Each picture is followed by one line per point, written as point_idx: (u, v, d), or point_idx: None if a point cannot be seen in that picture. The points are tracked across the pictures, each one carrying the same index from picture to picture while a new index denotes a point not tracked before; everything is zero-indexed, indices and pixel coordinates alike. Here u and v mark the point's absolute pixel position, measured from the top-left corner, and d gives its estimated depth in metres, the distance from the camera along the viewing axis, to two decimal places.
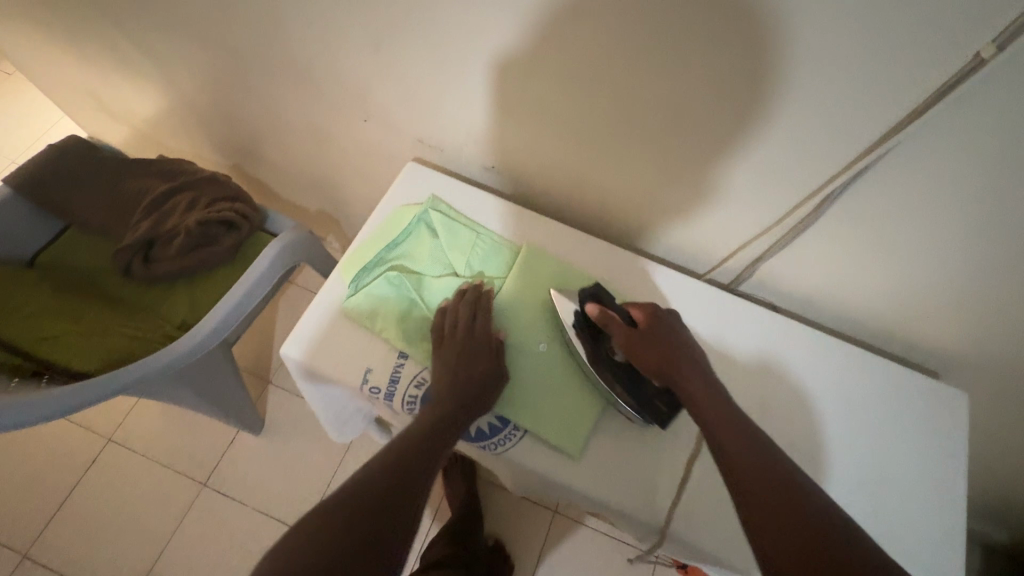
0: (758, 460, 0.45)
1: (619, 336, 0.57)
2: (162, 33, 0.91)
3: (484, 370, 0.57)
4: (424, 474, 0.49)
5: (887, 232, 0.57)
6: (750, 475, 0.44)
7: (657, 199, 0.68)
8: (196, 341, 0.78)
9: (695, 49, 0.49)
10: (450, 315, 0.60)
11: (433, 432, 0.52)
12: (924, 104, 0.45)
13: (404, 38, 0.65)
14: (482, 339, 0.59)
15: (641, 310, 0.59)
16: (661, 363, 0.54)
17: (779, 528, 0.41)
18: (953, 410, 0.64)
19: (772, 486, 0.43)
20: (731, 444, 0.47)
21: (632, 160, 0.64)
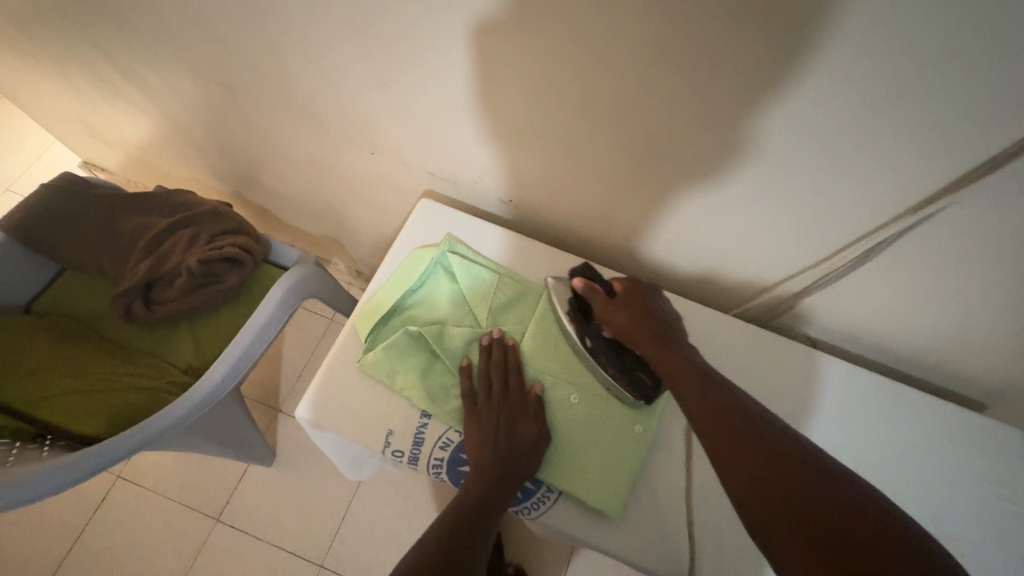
0: (715, 399, 0.45)
1: (599, 307, 0.56)
2: (157, 67, 0.88)
3: (524, 432, 0.54)
4: (475, 551, 0.45)
5: (950, 271, 0.53)
6: (711, 421, 0.44)
7: (680, 230, 0.66)
8: (206, 392, 0.74)
9: (738, 97, 0.46)
10: (481, 376, 0.57)
11: (479, 507, 0.48)
12: (1007, 150, 0.41)
13: (417, 73, 0.62)
14: (517, 399, 0.56)
15: (623, 282, 0.58)
16: (634, 328, 0.53)
17: (753, 470, 0.40)
18: (1014, 456, 0.60)
19: (734, 425, 0.43)
20: (692, 399, 0.46)
21: (657, 198, 0.63)
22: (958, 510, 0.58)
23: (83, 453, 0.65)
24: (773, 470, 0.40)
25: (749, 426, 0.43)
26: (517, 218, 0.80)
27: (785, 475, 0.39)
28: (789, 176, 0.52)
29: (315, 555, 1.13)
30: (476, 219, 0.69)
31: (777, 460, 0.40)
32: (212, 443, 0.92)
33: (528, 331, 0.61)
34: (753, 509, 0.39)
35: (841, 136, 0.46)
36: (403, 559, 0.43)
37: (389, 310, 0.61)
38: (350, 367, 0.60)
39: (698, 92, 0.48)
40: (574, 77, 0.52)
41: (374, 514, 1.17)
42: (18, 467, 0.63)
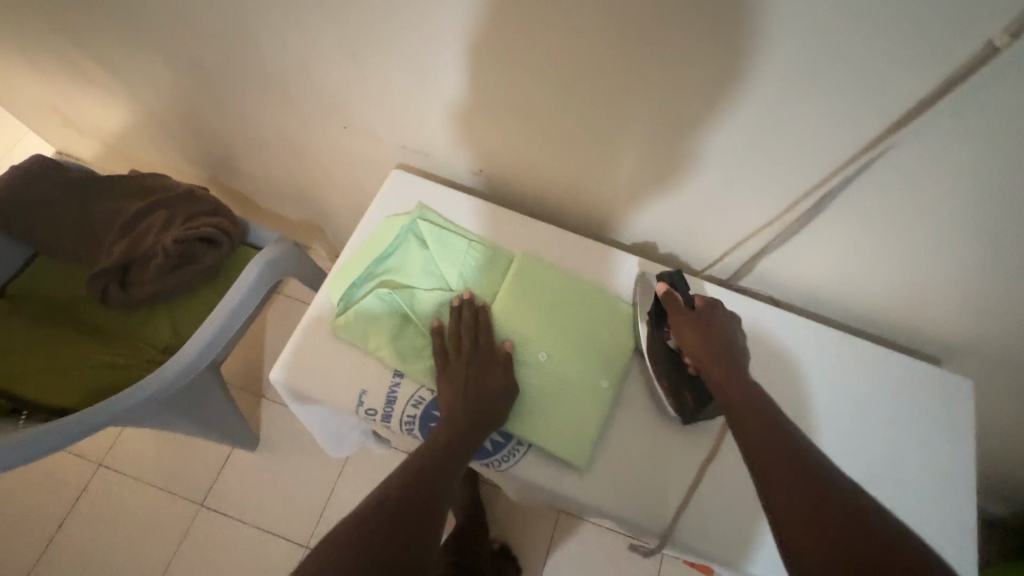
0: (776, 433, 0.46)
1: (672, 317, 0.57)
2: (125, 49, 0.87)
3: (493, 385, 0.56)
4: (439, 492, 0.47)
5: (903, 225, 0.55)
6: (766, 445, 0.45)
7: (645, 197, 0.67)
8: (182, 365, 0.76)
9: (687, 57, 0.48)
10: (450, 334, 0.59)
11: (447, 452, 0.50)
12: (937, 93, 0.43)
13: (384, 46, 0.63)
14: (486, 354, 0.58)
15: (703, 300, 0.58)
16: (699, 347, 0.54)
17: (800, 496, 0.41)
18: (960, 405, 0.65)
19: (791, 456, 0.44)
20: (750, 426, 0.47)
21: (622, 165, 0.64)
22: (908, 458, 0.63)
23: (62, 422, 0.66)
24: (821, 503, 0.40)
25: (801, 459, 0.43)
26: (490, 191, 0.81)
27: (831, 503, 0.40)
28: (741, 136, 0.53)
29: (301, 536, 1.14)
30: (447, 190, 0.70)
31: (826, 497, 0.40)
32: (194, 424, 0.93)
33: (500, 294, 0.62)
34: (784, 513, 0.41)
35: (782, 90, 0.47)
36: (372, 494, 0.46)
37: (360, 276, 0.62)
38: (323, 332, 0.61)
39: (649, 52, 0.49)
40: (534, 43, 0.53)
41: (359, 495, 1.18)
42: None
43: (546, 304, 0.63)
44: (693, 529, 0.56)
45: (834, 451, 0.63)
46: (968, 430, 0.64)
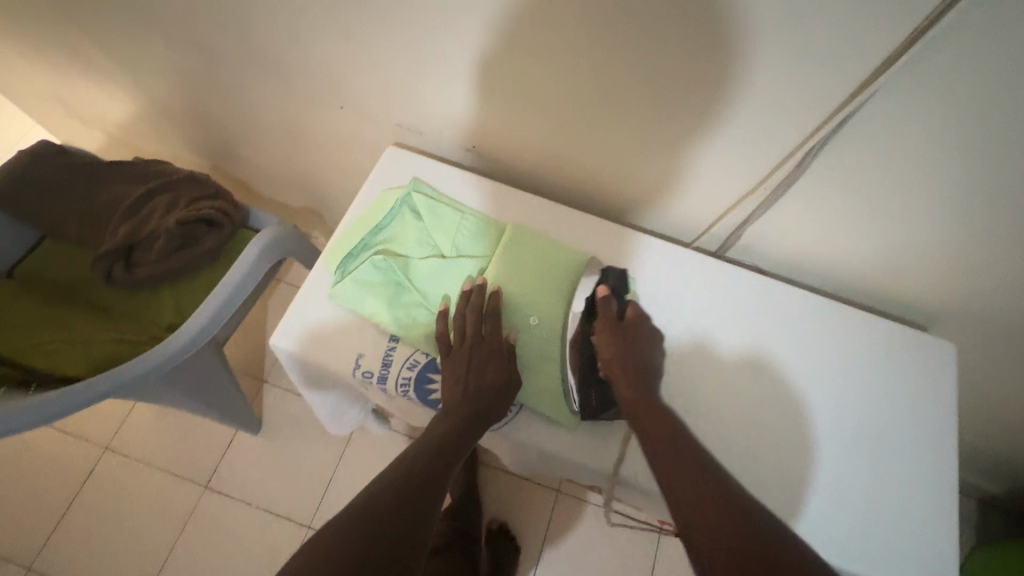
0: (668, 426, 0.51)
1: (598, 322, 0.60)
2: (127, 37, 0.89)
3: (493, 375, 0.57)
4: (440, 484, 0.48)
5: (879, 183, 0.58)
6: (659, 437, 0.50)
7: (635, 166, 0.70)
8: (186, 340, 0.79)
9: (669, 18, 0.50)
10: (456, 321, 0.60)
11: (450, 446, 0.52)
12: (903, 47, 0.45)
13: (377, 22, 0.65)
14: (489, 343, 0.59)
15: (637, 311, 0.60)
16: (613, 357, 0.57)
17: (702, 502, 0.43)
18: (946, 368, 0.67)
19: (679, 444, 0.49)
20: (647, 423, 0.52)
21: (612, 133, 0.66)
22: (895, 421, 0.64)
23: (75, 386, 0.70)
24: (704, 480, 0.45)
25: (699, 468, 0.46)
26: (485, 166, 0.83)
27: (716, 483, 0.45)
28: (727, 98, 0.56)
29: (304, 517, 1.17)
30: (440, 165, 0.73)
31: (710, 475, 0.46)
32: (198, 403, 0.95)
33: (494, 263, 0.64)
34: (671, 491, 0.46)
35: (759, 50, 0.50)
36: (376, 483, 0.47)
37: (357, 246, 0.64)
38: (321, 298, 0.63)
39: (633, 15, 0.51)
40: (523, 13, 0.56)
41: (361, 476, 1.20)
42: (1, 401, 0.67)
43: (536, 273, 0.65)
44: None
45: (823, 441, 0.63)
46: (951, 390, 0.66)
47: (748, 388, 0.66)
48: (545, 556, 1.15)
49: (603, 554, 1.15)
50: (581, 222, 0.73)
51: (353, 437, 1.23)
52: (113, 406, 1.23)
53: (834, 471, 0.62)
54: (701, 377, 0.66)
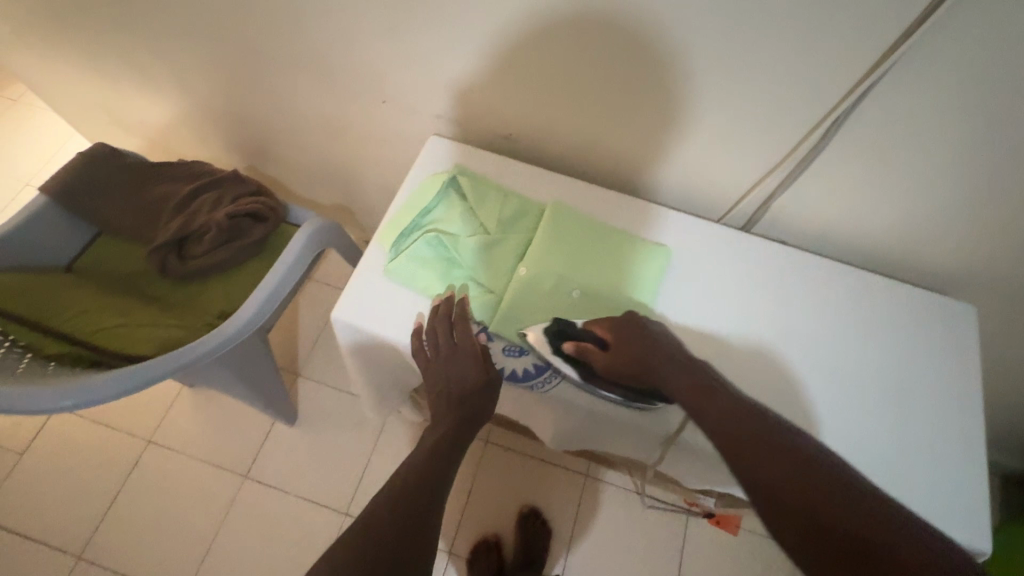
0: (733, 410, 0.51)
1: (597, 363, 0.60)
2: (177, 45, 0.95)
3: (471, 381, 0.61)
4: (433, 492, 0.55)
5: (900, 152, 0.61)
6: (728, 427, 0.50)
7: (648, 156, 0.76)
8: (241, 324, 0.84)
9: (691, 16, 0.56)
10: (428, 335, 0.62)
11: (439, 454, 0.58)
12: (917, 22, 0.50)
13: (424, 18, 0.69)
14: (464, 349, 0.62)
15: (602, 327, 0.61)
16: (637, 369, 0.58)
17: (794, 489, 0.44)
18: (963, 325, 0.71)
19: (754, 432, 0.49)
20: (709, 409, 0.52)
21: (625, 130, 0.73)
22: (919, 376, 0.68)
23: (143, 363, 0.75)
24: (791, 466, 0.46)
25: (777, 445, 0.47)
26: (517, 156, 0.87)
27: (803, 465, 0.46)
28: (749, 82, 0.61)
29: (342, 504, 1.20)
30: (480, 152, 0.77)
31: (795, 460, 0.46)
32: (245, 389, 1.00)
33: (536, 237, 0.69)
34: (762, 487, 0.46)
35: (783, 34, 0.55)
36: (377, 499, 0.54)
37: (409, 226, 0.68)
38: (376, 274, 0.67)
39: (657, 16, 0.58)
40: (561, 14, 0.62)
41: (394, 463, 1.24)
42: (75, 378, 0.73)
43: (573, 248, 0.69)
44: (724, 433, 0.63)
45: (852, 398, 0.67)
46: (971, 346, 0.69)
47: (782, 351, 0.69)
48: (576, 539, 1.17)
49: (632, 536, 1.18)
50: (610, 203, 0.76)
51: (386, 427, 1.27)
52: (155, 400, 1.28)
53: (867, 418, 0.66)
54: (734, 345, 0.70)
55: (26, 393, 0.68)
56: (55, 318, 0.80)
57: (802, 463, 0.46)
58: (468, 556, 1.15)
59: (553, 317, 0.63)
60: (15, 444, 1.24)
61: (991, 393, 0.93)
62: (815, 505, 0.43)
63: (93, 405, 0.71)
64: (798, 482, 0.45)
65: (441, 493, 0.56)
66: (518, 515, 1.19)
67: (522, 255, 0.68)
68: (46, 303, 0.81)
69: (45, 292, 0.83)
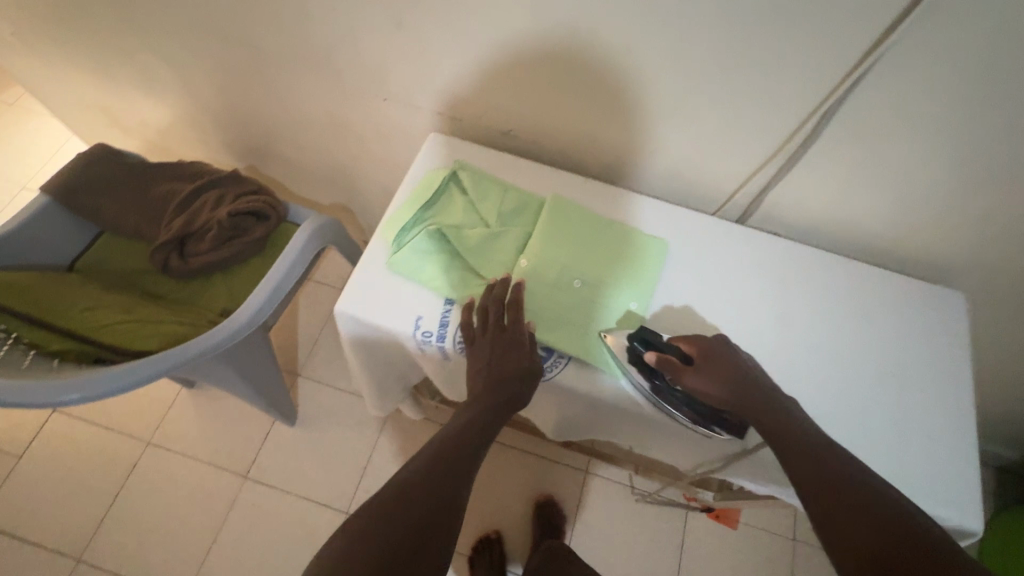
0: (809, 443, 0.54)
1: (679, 376, 0.60)
2: (178, 47, 0.96)
3: (514, 365, 0.61)
4: (463, 464, 0.55)
5: (889, 143, 0.63)
6: (797, 456, 0.53)
7: (627, 153, 0.79)
8: (245, 319, 0.85)
9: (683, 13, 0.58)
10: (478, 313, 0.63)
11: (473, 430, 0.58)
12: (905, 12, 0.51)
13: (424, 17, 0.71)
14: (511, 333, 0.62)
15: (691, 345, 0.62)
16: (722, 391, 0.59)
17: (853, 514, 0.48)
18: (954, 314, 0.73)
19: (825, 464, 0.52)
20: (783, 435, 0.55)
21: (603, 129, 0.76)
22: (913, 363, 0.69)
23: (146, 359, 0.76)
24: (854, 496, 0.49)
25: (842, 475, 0.51)
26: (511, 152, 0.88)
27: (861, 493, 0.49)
28: (744, 73, 0.62)
29: (343, 503, 1.20)
30: (479, 148, 0.78)
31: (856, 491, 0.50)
32: (248, 387, 1.00)
33: (537, 230, 0.70)
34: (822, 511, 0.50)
35: (779, 27, 0.56)
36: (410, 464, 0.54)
37: (411, 219, 0.69)
38: (379, 267, 0.68)
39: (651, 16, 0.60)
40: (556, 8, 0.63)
41: (394, 461, 1.24)
42: (80, 373, 0.74)
43: (572, 241, 0.70)
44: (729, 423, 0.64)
45: (848, 384, 0.68)
46: (962, 333, 0.71)
47: (780, 340, 0.71)
48: (577, 535, 1.18)
49: (633, 530, 1.18)
50: (607, 197, 0.78)
51: (387, 426, 1.28)
52: (155, 402, 1.28)
53: (864, 402, 0.67)
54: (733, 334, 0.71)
55: (31, 386, 0.69)
56: (58, 315, 0.80)
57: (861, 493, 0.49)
58: (470, 553, 1.15)
59: (642, 326, 0.64)
60: (13, 447, 1.24)
61: (982, 381, 0.95)
62: (870, 529, 0.46)
63: (98, 399, 0.72)
64: (859, 510, 0.48)
65: (468, 470, 0.55)
66: (534, 504, 1.20)
67: (523, 247, 0.69)
68: (51, 300, 0.82)
69: (50, 289, 0.84)
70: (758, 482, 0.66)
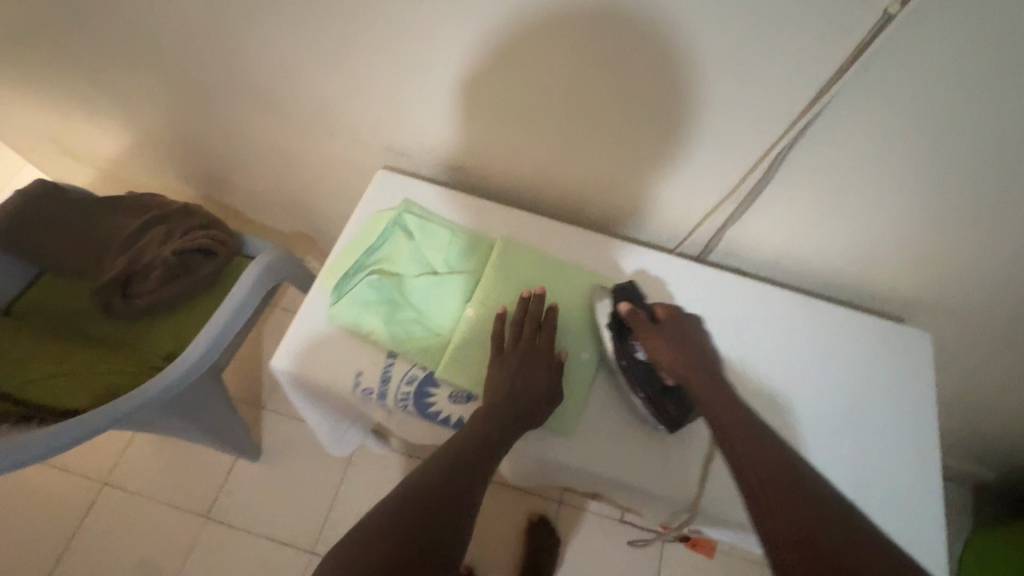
0: (754, 438, 0.49)
1: (638, 328, 0.60)
2: (120, 78, 0.92)
3: (541, 384, 0.59)
4: (475, 477, 0.51)
5: (844, 186, 0.61)
6: (744, 452, 0.48)
7: (618, 201, 0.76)
8: (187, 367, 0.81)
9: (630, 58, 0.55)
10: (512, 326, 0.62)
11: (487, 441, 0.54)
12: (852, 57, 0.48)
13: (365, 54, 0.68)
14: (542, 353, 0.61)
15: (666, 309, 0.62)
16: (670, 354, 0.57)
17: (796, 516, 0.42)
18: (920, 356, 0.70)
19: (772, 462, 0.46)
20: (729, 430, 0.50)
21: (593, 177, 0.73)
22: (875, 409, 0.67)
23: (75, 420, 0.71)
24: (800, 498, 0.43)
25: (791, 475, 0.45)
26: (497, 197, 0.86)
27: (811, 498, 0.43)
28: (691, 113, 0.58)
29: (308, 541, 1.16)
30: (428, 186, 0.75)
31: (805, 493, 0.44)
32: (199, 430, 0.96)
33: (485, 276, 0.66)
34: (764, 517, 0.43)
35: (721, 72, 0.53)
36: (415, 473, 0.50)
37: (353, 266, 0.66)
38: (318, 319, 0.65)
39: (599, 58, 0.56)
40: (511, 58, 0.60)
41: (362, 496, 1.20)
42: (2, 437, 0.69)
43: (523, 287, 0.67)
44: (676, 473, 0.60)
45: (812, 431, 0.65)
46: (928, 375, 0.68)
47: (742, 385, 0.68)
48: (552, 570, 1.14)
49: (609, 562, 1.15)
50: (562, 236, 0.75)
51: (354, 459, 1.23)
52: (111, 440, 1.23)
53: (826, 452, 0.64)
54: None
55: None
56: None
57: (807, 493, 0.44)
58: None
59: (634, 284, 0.66)
60: None
61: (954, 407, 0.94)
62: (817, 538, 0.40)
63: (22, 467, 0.68)
64: (802, 514, 0.42)
65: (480, 483, 0.51)
66: (527, 524, 1.17)
67: (471, 294, 0.66)
68: None
69: None
70: (720, 536, 0.63)
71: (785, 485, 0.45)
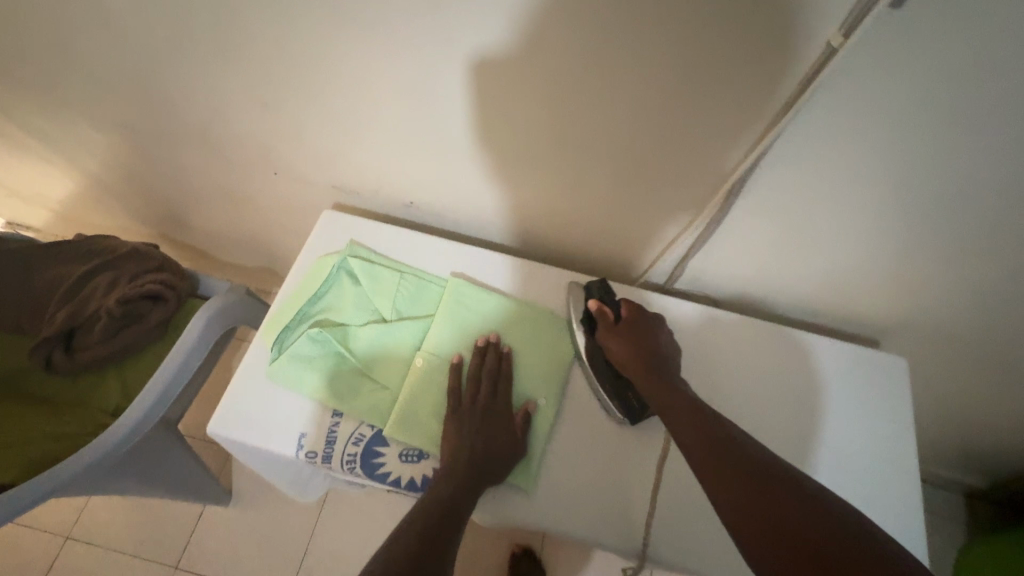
0: (699, 420, 0.48)
1: (602, 326, 0.60)
2: (56, 123, 0.88)
3: (501, 443, 0.56)
4: (443, 548, 0.46)
5: (805, 216, 0.58)
6: (692, 438, 0.47)
7: (616, 237, 0.71)
8: (131, 426, 0.76)
9: (576, 87, 0.52)
10: (469, 380, 0.59)
11: (450, 509, 0.49)
12: (800, 90, 0.45)
13: (301, 95, 0.65)
14: (499, 410, 0.58)
15: (634, 307, 0.60)
16: (626, 353, 0.57)
17: (752, 491, 0.41)
18: (900, 389, 0.67)
19: (717, 441, 0.46)
20: (675, 418, 0.50)
21: (589, 213, 0.69)
22: (855, 450, 0.64)
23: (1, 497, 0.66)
24: (751, 474, 0.43)
25: (738, 450, 0.45)
26: (454, 230, 0.82)
27: (762, 471, 0.43)
28: (643, 144, 0.55)
29: None
30: (377, 224, 0.71)
31: (755, 466, 0.43)
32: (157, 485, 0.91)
33: (436, 322, 0.63)
34: (724, 502, 0.42)
35: (667, 103, 0.50)
36: (376, 556, 0.45)
37: (294, 317, 0.62)
38: (256, 378, 0.60)
39: (543, 88, 0.53)
40: (459, 91, 0.56)
41: (338, 537, 1.16)
42: None
43: (476, 331, 0.64)
44: (624, 518, 0.57)
45: None
46: (907, 411, 0.66)
47: None
48: None
49: None
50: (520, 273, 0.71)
51: (329, 499, 1.19)
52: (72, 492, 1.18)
53: None
54: None
55: None
56: None
57: (756, 468, 0.43)
58: None
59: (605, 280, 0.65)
60: None
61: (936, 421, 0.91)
62: (780, 511, 0.39)
63: None
64: (754, 488, 0.41)
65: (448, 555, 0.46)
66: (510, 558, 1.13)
67: (421, 342, 0.63)
68: None
69: None
70: None
71: (736, 465, 0.44)
